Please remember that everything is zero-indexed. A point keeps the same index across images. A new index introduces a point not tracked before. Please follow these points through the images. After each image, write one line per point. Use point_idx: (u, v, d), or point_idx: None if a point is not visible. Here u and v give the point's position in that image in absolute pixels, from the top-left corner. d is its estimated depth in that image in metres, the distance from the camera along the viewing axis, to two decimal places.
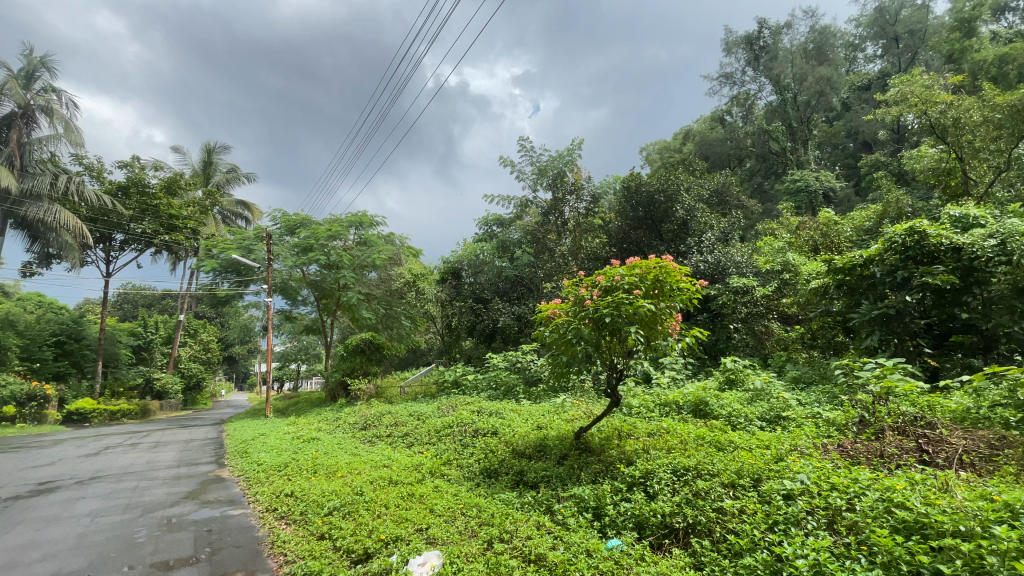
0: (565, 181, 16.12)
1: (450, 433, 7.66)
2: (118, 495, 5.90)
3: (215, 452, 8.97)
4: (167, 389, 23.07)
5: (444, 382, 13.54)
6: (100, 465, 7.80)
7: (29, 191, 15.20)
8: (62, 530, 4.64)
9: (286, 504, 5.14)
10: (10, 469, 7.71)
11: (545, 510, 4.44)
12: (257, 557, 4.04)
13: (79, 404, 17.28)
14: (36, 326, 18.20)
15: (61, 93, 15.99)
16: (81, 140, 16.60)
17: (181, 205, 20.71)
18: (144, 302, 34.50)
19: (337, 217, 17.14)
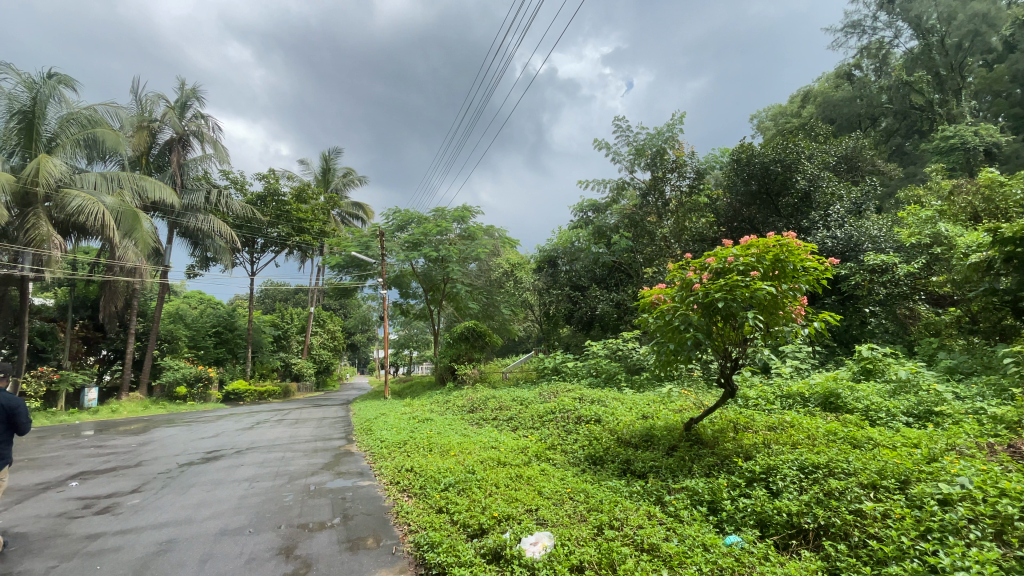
0: (666, 159, 15.17)
1: (554, 418, 7.76)
2: (268, 463, 6.83)
3: (344, 429, 10.03)
4: (302, 372, 26.22)
5: (545, 368, 13.71)
6: (252, 438, 9.08)
7: (190, 205, 18.06)
8: (227, 492, 5.51)
9: (406, 479, 5.58)
10: (187, 440, 9.28)
11: (655, 501, 4.32)
12: (385, 525, 4.43)
13: (235, 385, 20.25)
14: (201, 319, 21.62)
15: (208, 118, 18.54)
16: (226, 157, 19.14)
17: (310, 209, 23.20)
18: (281, 297, 39.23)
19: (440, 212, 18.03)
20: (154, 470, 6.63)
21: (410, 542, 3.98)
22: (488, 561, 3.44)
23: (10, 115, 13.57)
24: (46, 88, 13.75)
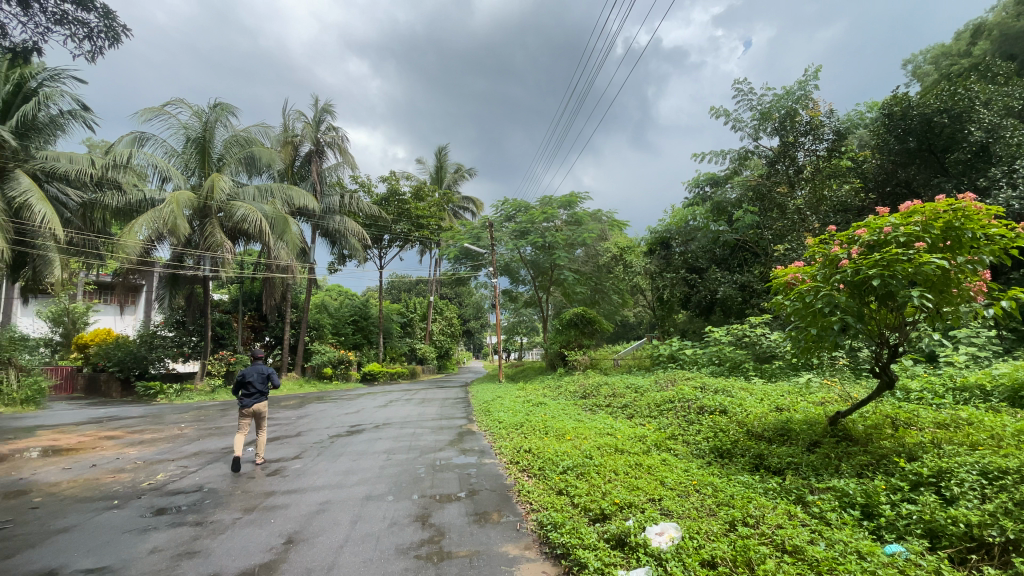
0: (798, 122, 13.59)
1: (672, 407, 7.46)
2: (402, 438, 7.51)
3: (465, 410, 10.68)
4: (425, 356, 28.34)
5: (659, 355, 13.20)
6: (386, 416, 10.04)
7: (328, 208, 20.29)
8: (369, 461, 6.17)
9: (525, 459, 5.77)
10: (334, 415, 10.54)
11: (795, 500, 3.94)
12: (508, 502, 4.63)
13: (370, 367, 22.59)
14: (340, 309, 24.37)
15: (338, 129, 20.49)
16: (354, 162, 21.04)
17: (426, 205, 24.74)
18: (403, 288, 42.58)
19: (547, 200, 18.04)
20: (309, 440, 7.63)
21: (533, 520, 4.11)
22: (612, 546, 3.42)
23: (188, 142, 16.34)
24: (213, 115, 16.30)
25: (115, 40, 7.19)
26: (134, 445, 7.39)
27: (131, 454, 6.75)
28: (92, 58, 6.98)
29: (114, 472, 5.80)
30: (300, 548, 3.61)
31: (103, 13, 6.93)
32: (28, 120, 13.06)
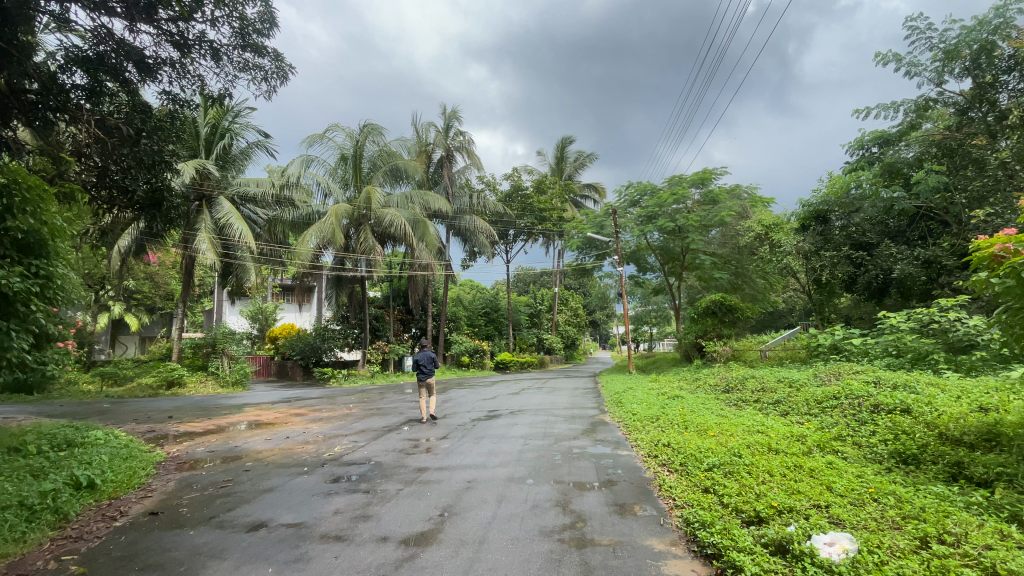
0: (999, 57, 11.35)
1: (837, 405, 6.56)
2: (537, 425, 7.75)
3: (597, 400, 10.65)
4: (553, 346, 28.88)
5: (816, 346, 11.74)
6: (522, 403, 10.46)
7: (459, 210, 21.64)
8: (508, 445, 6.48)
9: (665, 453, 5.57)
10: (474, 400, 11.28)
11: (1011, 518, 3.22)
12: (649, 495, 4.51)
13: (503, 357, 23.73)
14: (473, 303, 25.93)
15: (466, 133, 21.60)
16: (480, 162, 22.03)
17: (548, 198, 25.08)
18: (530, 280, 43.70)
19: (676, 180, 16.98)
20: (454, 423, 8.27)
21: (679, 517, 3.94)
22: (772, 552, 3.13)
23: (343, 162, 18.63)
24: (362, 135, 18.40)
25: (284, 78, 8.46)
26: (315, 422, 8.69)
27: (313, 429, 7.98)
28: (268, 97, 8.30)
29: (301, 444, 6.90)
30: (454, 521, 3.93)
31: (275, 56, 8.21)
32: (228, 155, 16.17)
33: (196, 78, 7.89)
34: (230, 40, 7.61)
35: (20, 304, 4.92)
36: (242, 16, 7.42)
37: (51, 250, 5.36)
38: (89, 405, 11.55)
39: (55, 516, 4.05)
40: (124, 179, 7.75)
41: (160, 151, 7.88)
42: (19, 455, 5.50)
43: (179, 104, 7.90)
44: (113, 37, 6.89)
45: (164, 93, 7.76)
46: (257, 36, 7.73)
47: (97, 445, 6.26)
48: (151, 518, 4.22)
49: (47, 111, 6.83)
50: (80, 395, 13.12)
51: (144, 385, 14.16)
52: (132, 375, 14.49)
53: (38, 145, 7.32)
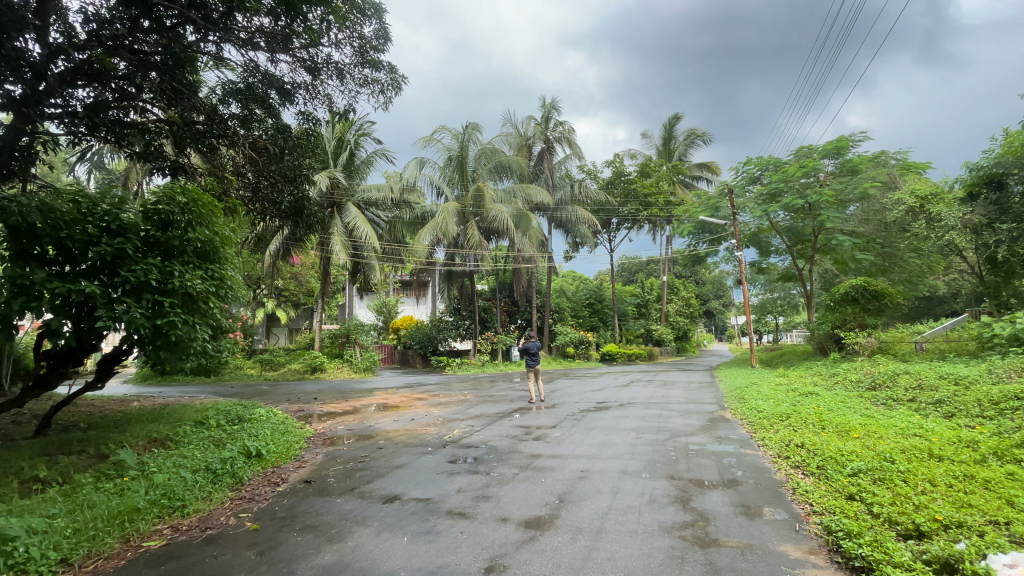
0: None
1: (1022, 407, 5.47)
2: (650, 419, 7.52)
3: (714, 394, 10.04)
4: (663, 338, 27.75)
5: (992, 337, 9.87)
6: (632, 395, 10.21)
7: (561, 200, 21.64)
8: (620, 438, 6.38)
9: (798, 455, 5.08)
10: (582, 390, 11.26)
11: None
12: (781, 498, 4.15)
13: (609, 348, 23.31)
14: (578, 293, 25.80)
15: (566, 123, 21.45)
16: (581, 151, 21.76)
17: (654, 182, 24.08)
18: (636, 269, 42.34)
19: (802, 152, 15.30)
20: (564, 412, 8.34)
21: (818, 524, 3.58)
22: (936, 570, 2.72)
23: (450, 161, 19.51)
24: (466, 135, 19.17)
25: (398, 88, 9.11)
26: (435, 406, 9.34)
27: (434, 413, 8.57)
28: (384, 107, 9.00)
29: (424, 426, 7.46)
30: (571, 508, 3.99)
31: (389, 69, 8.87)
32: (351, 164, 17.84)
33: (325, 98, 8.83)
34: (352, 59, 8.38)
35: (203, 302, 5.94)
36: (361, 35, 8.12)
37: (220, 256, 6.41)
38: (252, 386, 13.63)
39: (233, 480, 4.87)
40: (272, 193, 8.96)
41: (298, 165, 8.99)
42: (205, 427, 6.68)
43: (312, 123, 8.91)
44: (258, 70, 7.99)
45: (300, 113, 8.80)
46: (373, 52, 8.40)
47: (262, 421, 7.37)
48: (305, 485, 4.88)
49: (212, 138, 8.13)
50: (246, 378, 15.52)
51: (294, 370, 16.35)
52: (283, 361, 16.78)
53: (206, 167, 8.76)
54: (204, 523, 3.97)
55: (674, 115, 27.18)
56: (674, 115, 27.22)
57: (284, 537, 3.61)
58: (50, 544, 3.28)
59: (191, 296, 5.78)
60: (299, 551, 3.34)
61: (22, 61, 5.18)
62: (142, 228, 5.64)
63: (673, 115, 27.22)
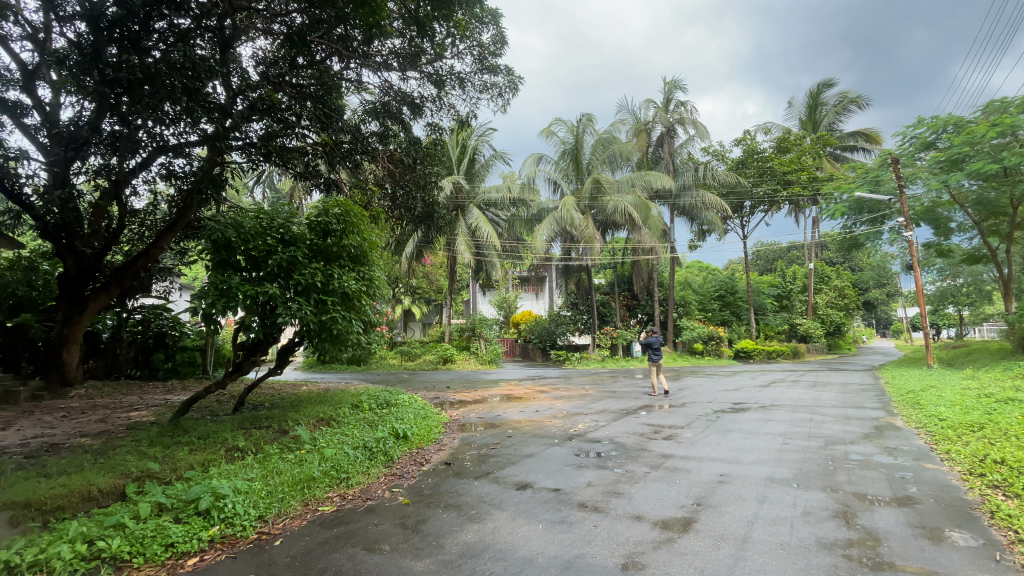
0: None
1: None
2: (798, 423, 6.77)
3: (879, 398, 8.69)
4: (809, 333, 24.79)
5: None
6: (774, 396, 9.28)
7: (684, 186, 20.44)
8: (763, 442, 5.85)
9: (998, 474, 4.20)
10: (715, 389, 10.53)
11: None
12: (974, 521, 3.48)
13: (744, 344, 21.51)
14: (706, 286, 24.16)
15: (688, 103, 20.12)
16: (706, 131, 20.24)
17: (794, 158, 21.60)
18: (775, 257, 38.35)
19: (995, 106, 12.56)
20: (696, 411, 7.88)
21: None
22: None
23: (564, 154, 19.52)
24: (583, 127, 18.97)
25: (515, 89, 9.34)
26: (559, 400, 9.47)
27: (558, 406, 8.70)
28: (502, 109, 9.30)
29: (550, 418, 7.61)
30: (710, 513, 3.77)
31: (507, 72, 9.15)
32: (472, 167, 18.78)
33: (450, 108, 9.40)
34: (472, 67, 8.79)
35: (356, 300, 6.74)
36: (480, 43, 8.48)
37: (369, 259, 7.19)
38: (395, 375, 15.17)
39: (385, 457, 5.47)
40: (407, 201, 9.77)
41: (429, 173, 9.71)
42: (360, 409, 7.59)
43: (438, 132, 9.57)
44: (391, 89, 8.84)
45: (428, 125, 9.50)
46: (491, 58, 8.72)
47: (405, 406, 8.15)
48: (445, 467, 5.29)
49: (356, 155, 9.13)
50: (389, 367, 17.28)
51: (428, 360, 17.82)
52: (418, 353, 18.36)
53: (353, 182, 9.87)
54: (365, 494, 4.52)
55: (824, 80, 23.98)
56: (823, 79, 24.03)
57: (431, 512, 3.96)
58: (251, 502, 3.99)
59: (347, 295, 6.59)
60: (445, 527, 3.64)
61: (215, 105, 6.39)
62: (307, 238, 6.62)
63: (823, 80, 24.05)
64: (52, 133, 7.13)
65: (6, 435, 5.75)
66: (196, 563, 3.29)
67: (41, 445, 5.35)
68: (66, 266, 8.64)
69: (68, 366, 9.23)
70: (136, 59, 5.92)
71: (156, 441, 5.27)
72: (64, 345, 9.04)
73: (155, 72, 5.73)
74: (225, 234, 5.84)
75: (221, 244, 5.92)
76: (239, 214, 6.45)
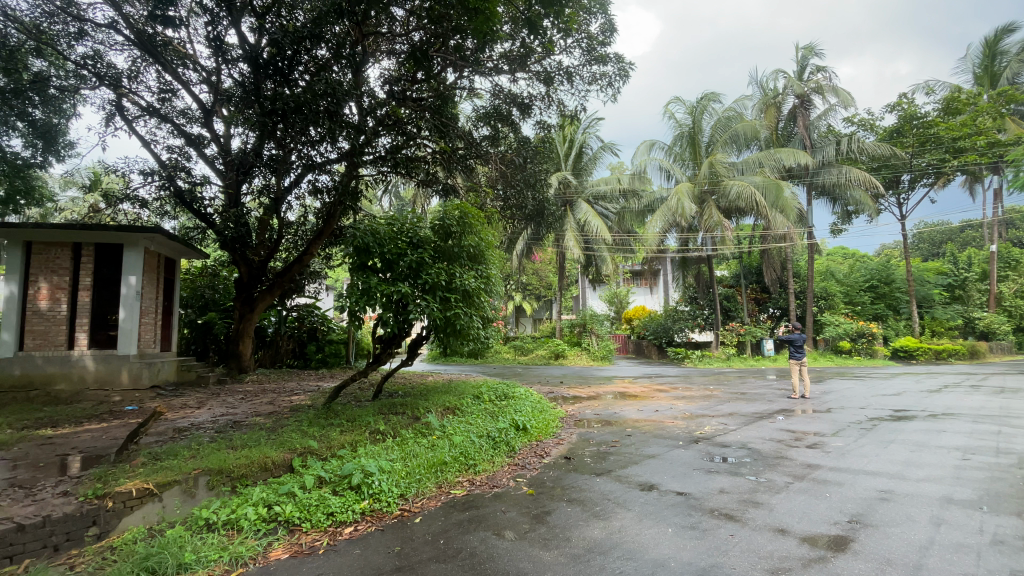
0: None
1: None
2: (984, 437, 5.65)
3: None
4: (993, 329, 20.59)
5: None
6: (948, 403, 7.85)
7: (823, 162, 18.19)
8: (935, 456, 4.99)
9: None
10: (868, 394, 9.22)
11: None
12: None
13: (903, 343, 18.67)
14: (852, 276, 21.23)
15: (826, 69, 17.82)
16: (850, 98, 17.74)
17: (968, 119, 18.03)
18: (943, 239, 32.44)
19: None
20: (845, 418, 6.97)
21: None
22: None
23: (680, 139, 18.50)
24: (701, 108, 17.77)
25: (627, 76, 9.03)
26: (681, 399, 9.02)
27: (680, 406, 8.28)
28: (613, 100, 9.07)
29: (672, 419, 7.28)
30: (870, 533, 3.32)
31: (617, 60, 8.90)
32: (580, 162, 18.65)
33: (558, 104, 9.41)
34: (581, 60, 8.71)
35: (476, 297, 7.09)
36: (589, 34, 8.35)
37: (486, 258, 7.51)
38: (510, 369, 15.69)
39: (508, 448, 5.71)
40: (519, 199, 9.98)
41: (539, 171, 9.84)
42: (482, 400, 7.97)
43: (547, 129, 9.65)
44: (502, 92, 9.11)
45: (537, 124, 9.62)
46: (601, 48, 8.54)
47: (523, 399, 8.36)
48: (565, 461, 5.33)
49: (470, 159, 9.57)
50: (504, 361, 17.93)
51: (540, 355, 18.16)
52: (531, 348, 18.76)
53: (467, 185, 10.37)
54: (491, 482, 4.74)
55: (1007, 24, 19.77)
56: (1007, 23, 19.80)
57: (555, 505, 4.01)
58: (395, 481, 4.39)
59: (468, 292, 6.96)
60: (571, 521, 3.68)
61: (352, 125, 7.14)
62: (432, 240, 7.11)
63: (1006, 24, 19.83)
64: (228, 160, 8.53)
65: (202, 412, 7.05)
66: (353, 532, 3.72)
67: (227, 421, 6.49)
68: (241, 272, 10.28)
69: (243, 356, 10.89)
70: (288, 91, 6.83)
71: (314, 422, 6.06)
72: (240, 338, 10.74)
73: (303, 100, 6.57)
74: (365, 239, 6.49)
75: (361, 248, 6.59)
76: (374, 221, 7.14)
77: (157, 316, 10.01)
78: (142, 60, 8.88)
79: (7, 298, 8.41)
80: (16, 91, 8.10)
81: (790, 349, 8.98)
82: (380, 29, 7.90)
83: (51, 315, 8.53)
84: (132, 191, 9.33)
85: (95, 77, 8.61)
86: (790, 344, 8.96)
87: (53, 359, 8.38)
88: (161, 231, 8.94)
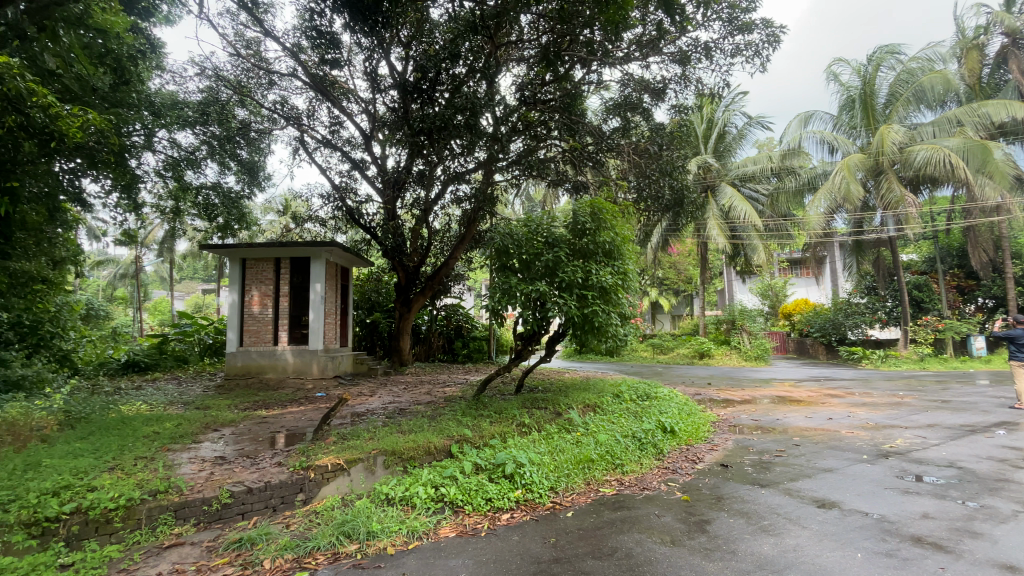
0: None
1: None
2: None
3: None
4: None
5: None
6: None
7: None
8: None
9: None
10: None
11: None
12: None
13: None
14: None
15: None
16: None
17: None
18: None
19: None
20: None
21: None
22: None
23: (848, 104, 15.96)
24: (873, 65, 15.14)
25: (777, 41, 8.08)
26: (860, 407, 7.79)
27: (860, 415, 7.16)
28: (761, 70, 8.17)
29: (849, 429, 6.33)
30: None
31: (765, 26, 8.01)
32: (722, 143, 17.22)
33: (696, 84, 8.80)
34: (721, 32, 8.01)
35: (613, 294, 6.97)
36: (730, 3, 7.65)
37: (622, 253, 7.33)
38: (650, 368, 15.14)
39: (655, 450, 5.53)
40: (653, 190, 9.35)
41: (676, 158, 9.21)
42: (623, 399, 7.82)
43: (684, 112, 9.03)
44: (632, 80, 8.78)
45: (673, 108, 9.07)
46: (744, 16, 7.77)
47: (668, 400, 8.01)
48: (723, 469, 4.97)
49: (601, 154, 9.40)
50: (643, 360, 17.34)
51: (683, 354, 17.18)
52: (672, 346, 17.86)
53: (599, 180, 10.21)
54: (641, 484, 4.63)
55: None
56: None
57: (715, 515, 3.76)
58: (545, 474, 4.53)
59: (605, 289, 6.89)
60: (735, 533, 3.42)
61: (489, 134, 7.52)
62: (568, 239, 7.15)
63: None
64: (386, 179, 9.59)
65: (375, 400, 8.07)
66: (509, 518, 3.93)
67: (395, 409, 7.34)
68: (398, 277, 11.53)
69: (403, 350, 12.20)
70: (432, 109, 7.47)
71: (467, 412, 6.54)
72: (399, 335, 12.07)
73: (445, 117, 7.10)
74: (505, 241, 6.82)
75: (501, 251, 6.95)
76: (512, 224, 7.42)
77: (336, 318, 11.69)
78: (316, 100, 10.47)
79: (230, 304, 10.49)
80: (229, 137, 10.11)
81: (1012, 344, 7.24)
82: (510, 38, 8.22)
83: (261, 317, 10.51)
84: (313, 212, 11.05)
85: (284, 118, 10.40)
86: (1011, 339, 7.23)
87: (264, 353, 10.31)
88: (336, 244, 10.41)
